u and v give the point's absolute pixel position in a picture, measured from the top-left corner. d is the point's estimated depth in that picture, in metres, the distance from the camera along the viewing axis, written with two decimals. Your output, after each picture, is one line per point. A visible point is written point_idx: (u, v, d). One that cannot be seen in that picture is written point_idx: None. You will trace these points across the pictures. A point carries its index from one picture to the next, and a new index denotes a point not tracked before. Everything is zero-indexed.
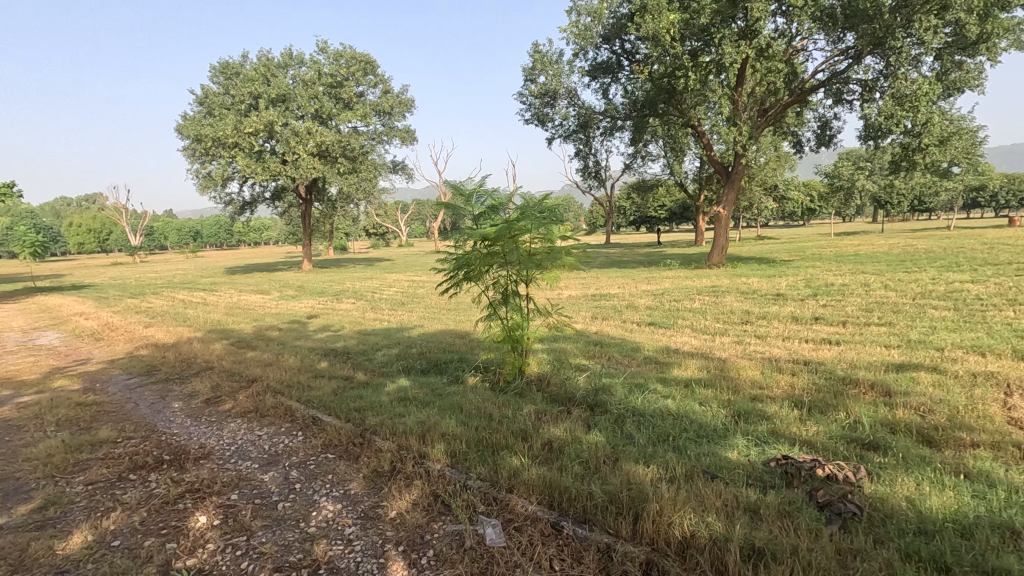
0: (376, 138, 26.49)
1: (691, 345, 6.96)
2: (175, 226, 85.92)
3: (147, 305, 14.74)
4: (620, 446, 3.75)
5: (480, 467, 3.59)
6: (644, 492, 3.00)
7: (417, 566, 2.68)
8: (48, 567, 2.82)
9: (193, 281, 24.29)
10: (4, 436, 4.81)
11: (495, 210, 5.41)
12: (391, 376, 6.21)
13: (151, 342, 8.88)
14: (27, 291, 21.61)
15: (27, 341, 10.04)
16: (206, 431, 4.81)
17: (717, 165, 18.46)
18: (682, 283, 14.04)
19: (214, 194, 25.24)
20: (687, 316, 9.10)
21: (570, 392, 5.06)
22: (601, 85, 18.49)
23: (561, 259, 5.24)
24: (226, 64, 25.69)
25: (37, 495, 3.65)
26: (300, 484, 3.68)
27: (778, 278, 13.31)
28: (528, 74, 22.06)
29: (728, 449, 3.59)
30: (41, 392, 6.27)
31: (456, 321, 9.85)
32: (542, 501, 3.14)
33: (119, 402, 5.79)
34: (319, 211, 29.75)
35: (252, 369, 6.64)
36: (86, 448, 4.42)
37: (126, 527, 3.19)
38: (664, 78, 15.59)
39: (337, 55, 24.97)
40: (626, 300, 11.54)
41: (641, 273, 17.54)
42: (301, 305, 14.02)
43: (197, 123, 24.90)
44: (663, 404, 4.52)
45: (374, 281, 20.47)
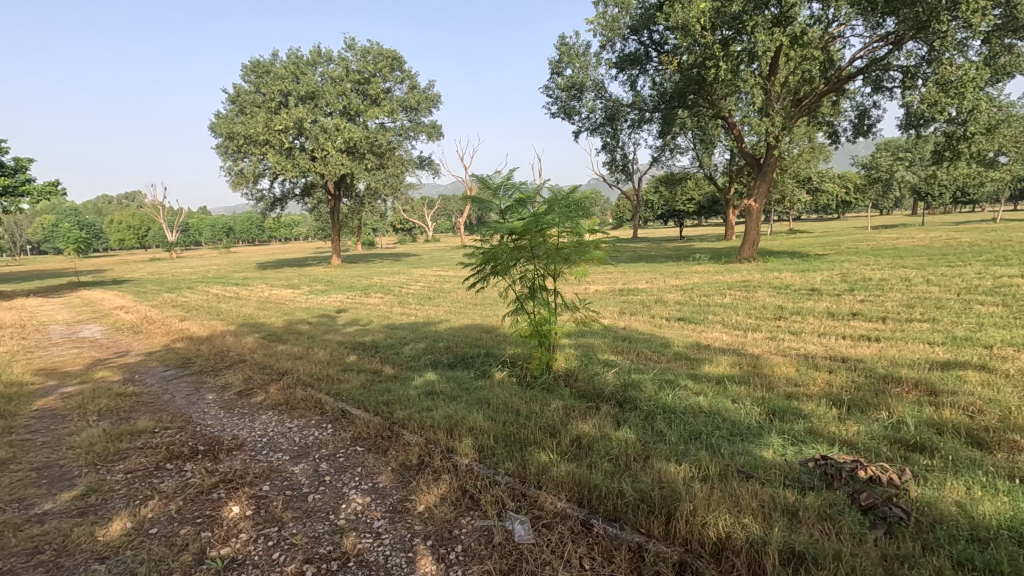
0: (402, 134, 26.67)
1: (723, 341, 6.80)
2: (209, 223, 88.27)
3: (183, 299, 15.15)
4: (651, 444, 3.67)
5: (508, 463, 3.55)
6: (677, 491, 2.92)
7: (445, 562, 2.67)
8: (89, 552, 2.90)
9: (227, 275, 24.88)
10: (49, 425, 4.99)
11: (522, 204, 5.35)
12: (419, 370, 6.23)
13: (187, 335, 9.11)
14: (71, 285, 22.43)
15: (71, 334, 10.41)
16: (239, 423, 4.90)
17: (748, 158, 18.02)
18: (713, 278, 13.75)
19: (247, 191, 25.80)
20: (718, 312, 8.91)
21: (599, 387, 4.99)
22: (629, 77, 18.22)
23: (589, 253, 5.18)
24: (257, 63, 26.24)
25: (79, 482, 3.77)
26: (329, 476, 3.71)
27: (813, 272, 12.93)
28: (555, 67, 21.90)
29: (763, 448, 3.48)
30: (84, 383, 6.49)
31: (483, 315, 9.84)
32: (571, 499, 3.10)
33: (157, 393, 5.95)
34: (348, 207, 30.14)
35: (283, 362, 6.74)
36: (126, 437, 4.55)
37: (163, 515, 3.26)
38: (694, 69, 15.26)
39: (365, 51, 25.26)
40: (655, 295, 11.37)
41: (669, 267, 17.26)
42: (330, 299, 14.23)
43: (230, 121, 25.50)
44: (694, 401, 4.42)
45: (401, 275, 20.65)
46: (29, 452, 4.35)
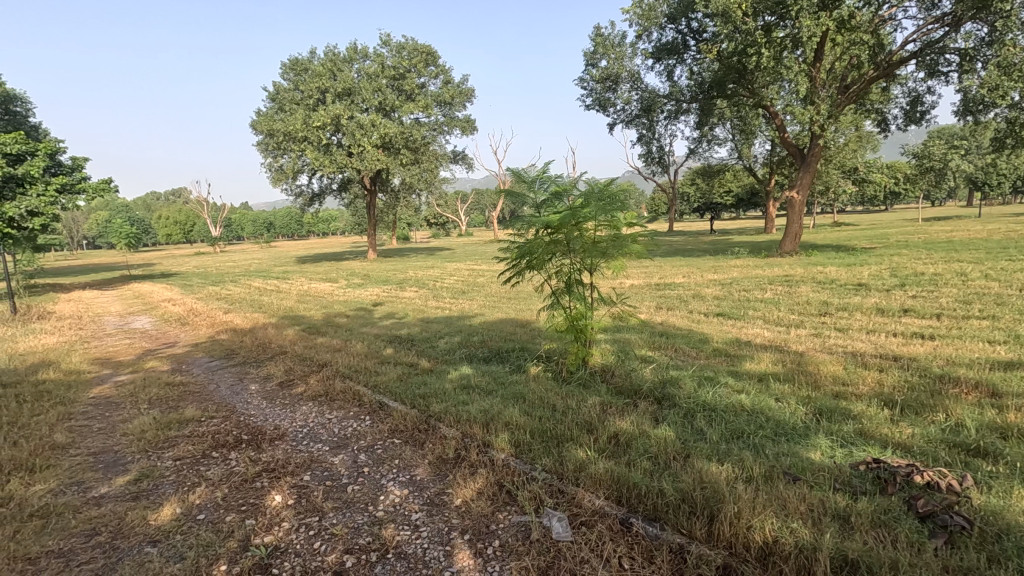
0: (437, 129, 26.87)
1: (764, 337, 6.61)
2: (251, 218, 91.16)
3: (227, 292, 15.65)
4: (691, 442, 3.58)
5: (545, 459, 3.52)
6: (719, 492, 2.84)
7: (483, 556, 2.67)
8: (141, 536, 3.01)
9: (267, 270, 25.61)
10: (104, 412, 5.23)
11: (558, 197, 5.30)
12: (454, 363, 6.26)
13: (231, 327, 9.41)
14: (124, 279, 23.50)
15: (123, 325, 10.92)
16: (281, 414, 5.02)
17: (791, 148, 17.42)
18: (752, 272, 13.37)
19: (286, 186, 26.46)
20: (758, 307, 8.64)
21: (636, 384, 4.91)
22: (665, 67, 17.84)
23: (627, 247, 5.07)
24: (297, 61, 26.79)
25: (133, 467, 3.93)
26: (368, 468, 3.76)
27: (860, 266, 12.43)
28: (589, 59, 21.59)
29: (810, 449, 3.35)
30: (135, 372, 6.78)
31: (517, 310, 9.84)
32: (609, 496, 3.05)
33: (203, 383, 6.17)
34: (383, 202, 30.57)
35: (322, 354, 6.88)
36: (175, 426, 4.72)
37: (209, 502, 3.36)
38: (734, 57, 14.78)
39: (400, 47, 25.49)
40: (692, 289, 11.13)
41: (707, 261, 16.88)
42: (367, 293, 14.48)
43: (270, 118, 26.14)
44: (735, 399, 4.30)
45: (435, 269, 20.87)
46: (87, 438, 4.56)
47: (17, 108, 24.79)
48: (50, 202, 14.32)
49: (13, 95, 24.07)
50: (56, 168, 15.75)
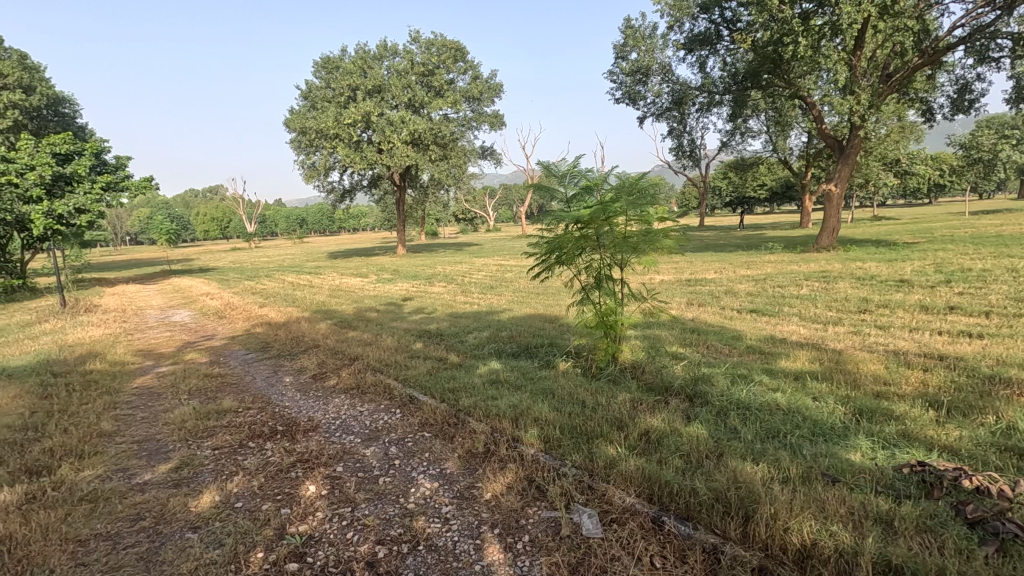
0: (465, 125, 26.95)
1: (800, 334, 6.43)
2: (284, 214, 93.22)
3: (261, 286, 16.04)
4: (725, 441, 3.51)
5: (575, 455, 3.51)
6: (754, 492, 2.77)
7: (513, 551, 2.67)
8: (183, 522, 3.11)
9: (300, 264, 26.18)
10: (147, 402, 5.43)
11: (588, 191, 5.26)
12: (483, 358, 6.28)
13: (266, 320, 9.64)
14: (165, 274, 24.37)
15: (164, 318, 11.30)
16: (314, 405, 5.13)
17: (828, 140, 16.89)
18: (787, 268, 13.03)
19: (318, 183, 26.94)
20: (794, 304, 8.41)
21: (667, 381, 4.84)
22: (698, 58, 17.48)
23: (659, 241, 4.98)
24: (328, 59, 27.19)
25: (174, 455, 4.07)
26: (399, 460, 3.81)
27: (902, 262, 11.97)
28: (619, 52, 21.31)
29: (849, 450, 3.25)
30: (176, 364, 7.02)
31: (546, 305, 9.80)
32: (641, 494, 3.02)
33: (239, 375, 6.35)
34: (413, 198, 30.86)
35: (354, 348, 6.99)
36: (213, 416, 4.87)
37: (247, 491, 3.46)
38: (770, 46, 14.37)
39: (429, 43, 25.59)
40: (724, 285, 10.90)
41: (739, 257, 16.53)
42: (396, 287, 14.66)
43: (303, 116, 26.62)
44: (770, 397, 4.19)
45: (464, 265, 20.98)
46: (131, 426, 4.75)
47: (65, 110, 25.85)
48: (96, 200, 14.87)
49: (61, 98, 25.11)
50: (101, 167, 16.37)
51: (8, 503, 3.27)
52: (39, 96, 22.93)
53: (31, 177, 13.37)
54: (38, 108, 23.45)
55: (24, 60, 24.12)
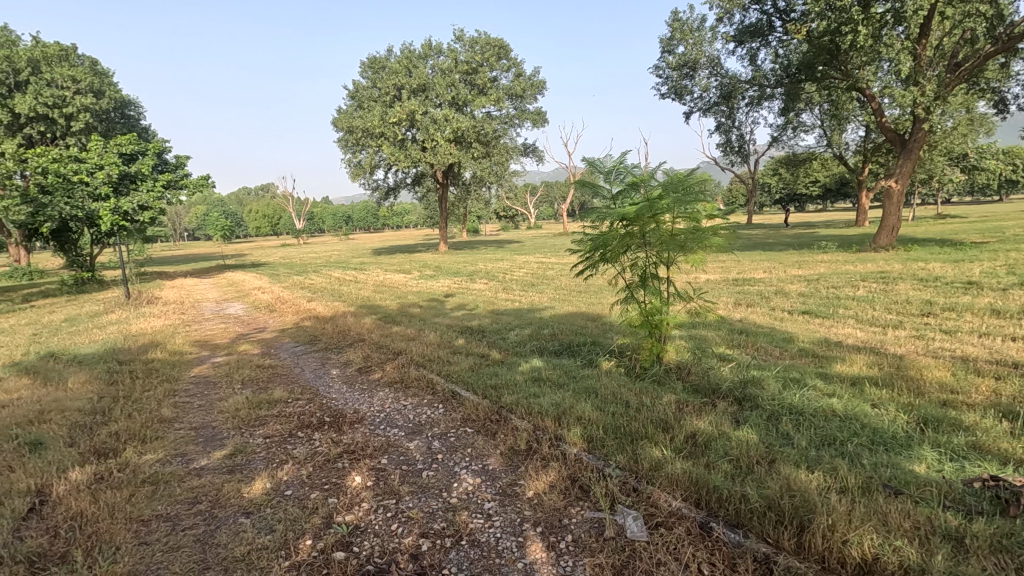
0: (508, 122, 27.02)
1: (856, 337, 6.15)
2: (332, 212, 95.82)
3: (309, 281, 16.53)
4: (776, 447, 3.38)
5: (619, 455, 3.45)
6: (811, 501, 2.66)
7: (556, 550, 2.65)
8: (237, 507, 3.24)
9: (345, 261, 26.87)
10: (203, 391, 5.68)
11: (635, 188, 5.15)
12: (524, 355, 6.27)
13: (313, 314, 9.93)
14: (220, 268, 25.50)
15: (219, 311, 11.79)
16: (359, 398, 5.24)
17: (889, 134, 16.05)
18: (842, 268, 12.50)
19: (364, 181, 27.56)
20: (850, 305, 8.04)
21: (715, 383, 4.70)
22: (748, 51, 16.93)
23: (707, 240, 4.83)
24: (374, 59, 27.75)
25: (228, 442, 4.24)
26: (441, 455, 3.84)
27: (969, 263, 11.27)
28: (666, 46, 20.85)
29: (912, 461, 3.07)
30: (230, 354, 7.32)
31: (588, 303, 9.72)
32: (687, 498, 2.94)
33: (289, 367, 6.56)
34: (455, 195, 31.14)
35: (397, 343, 7.11)
36: (265, 406, 5.05)
37: (296, 479, 3.57)
38: (826, 36, 13.75)
39: (473, 42, 25.74)
40: (774, 285, 10.53)
41: (790, 256, 15.96)
42: (438, 284, 14.84)
43: (350, 115, 27.29)
44: (825, 403, 4.01)
45: (505, 262, 21.07)
46: (189, 413, 4.98)
47: (131, 112, 27.34)
48: (157, 197, 15.63)
49: (128, 101, 26.58)
50: (163, 166, 17.23)
51: (80, 482, 3.49)
52: (108, 99, 24.33)
53: (100, 176, 14.19)
54: (107, 110, 24.90)
55: (94, 66, 25.64)
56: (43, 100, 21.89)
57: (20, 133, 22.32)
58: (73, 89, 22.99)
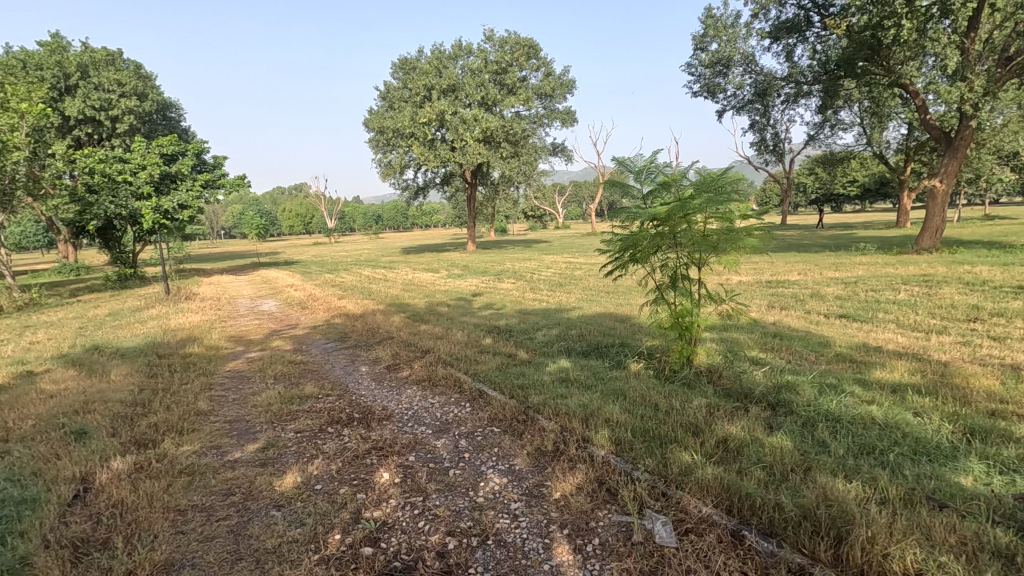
0: (537, 121, 27.00)
1: (897, 343, 5.93)
2: (362, 211, 97.33)
3: (340, 279, 16.83)
4: (812, 455, 3.28)
5: (648, 459, 3.40)
6: (849, 512, 2.56)
7: (582, 553, 2.62)
8: (268, 499, 3.30)
9: (376, 259, 27.25)
10: (238, 385, 5.83)
11: (666, 187, 5.07)
12: (552, 356, 6.25)
13: (344, 312, 10.09)
14: (255, 265, 26.20)
15: (253, 307, 12.09)
16: (387, 395, 5.30)
17: (933, 131, 15.44)
18: (881, 270, 12.09)
19: (394, 180, 27.92)
20: (890, 309, 7.76)
21: (748, 387, 4.59)
22: (785, 47, 16.51)
23: (741, 240, 4.71)
24: (406, 60, 28.07)
25: (261, 436, 4.34)
26: (468, 454, 3.85)
27: (1019, 267, 10.76)
28: (699, 43, 20.51)
29: (959, 473, 2.94)
30: (264, 350, 7.50)
31: (617, 304, 9.63)
32: (718, 504, 2.88)
33: (319, 363, 6.68)
34: (484, 194, 31.27)
35: (425, 341, 7.17)
36: (296, 401, 5.15)
37: (326, 474, 3.62)
38: (868, 31, 13.29)
39: (502, 42, 25.81)
40: (810, 288, 10.25)
41: (826, 257, 15.50)
42: (466, 283, 14.92)
43: (381, 116, 27.67)
44: (864, 411, 3.87)
45: (532, 262, 21.06)
46: (224, 406, 5.11)
47: (172, 114, 28.28)
48: (196, 196, 16.12)
49: (170, 103, 27.52)
50: (202, 167, 17.77)
51: (121, 471, 3.61)
52: (151, 102, 25.22)
53: (142, 176, 14.67)
54: (149, 113, 25.82)
55: (138, 70, 26.61)
56: (91, 103, 22.85)
57: (70, 135, 23.31)
58: (119, 92, 23.93)
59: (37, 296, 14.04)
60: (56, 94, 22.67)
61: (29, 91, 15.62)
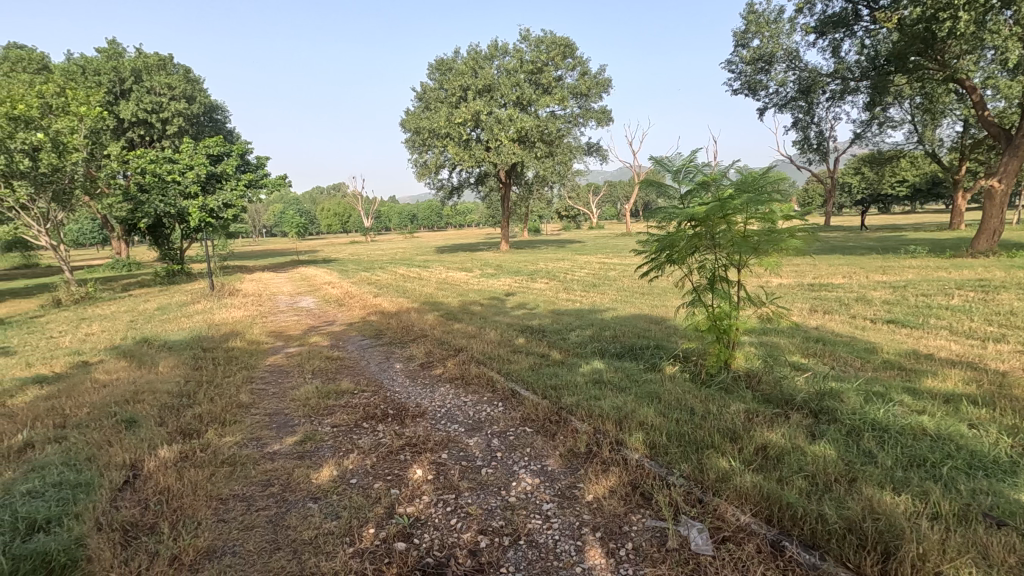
0: (572, 121, 26.87)
1: (950, 351, 5.65)
2: (398, 211, 98.82)
3: (376, 278, 17.11)
4: (857, 464, 3.16)
5: (683, 464, 3.33)
6: (897, 526, 2.45)
7: (615, 557, 2.59)
8: (306, 491, 3.38)
9: (410, 258, 27.58)
10: (278, 379, 6.01)
11: (706, 187, 4.95)
12: (586, 357, 6.21)
13: (379, 309, 10.26)
14: (294, 263, 26.95)
15: (293, 304, 12.42)
16: (421, 392, 5.36)
17: (991, 129, 14.64)
18: (933, 274, 11.54)
19: (430, 180, 28.23)
20: (943, 315, 7.40)
21: (788, 393, 4.45)
22: (831, 42, 15.95)
23: (783, 241, 4.55)
24: (442, 61, 28.37)
25: (299, 429, 4.44)
26: (501, 453, 3.85)
27: None
28: (740, 39, 20.03)
29: (1018, 489, 2.77)
30: (302, 345, 7.69)
31: (652, 305, 9.49)
32: (757, 513, 2.80)
33: (356, 359, 6.81)
34: (518, 194, 31.32)
35: (459, 340, 7.22)
36: (333, 396, 5.26)
37: (361, 469, 3.68)
38: (921, 24, 12.71)
39: (538, 42, 25.80)
40: (855, 292, 9.86)
41: (873, 260, 14.92)
42: (500, 283, 14.96)
43: (417, 116, 28.03)
44: (914, 421, 3.69)
45: (566, 262, 20.96)
46: (264, 400, 5.27)
47: (218, 116, 29.31)
48: (239, 195, 16.65)
49: (216, 105, 28.54)
50: (246, 167, 18.37)
51: (167, 459, 3.76)
52: (198, 104, 26.20)
53: (190, 176, 15.25)
54: (197, 115, 26.84)
55: (188, 74, 27.65)
56: (143, 107, 23.91)
57: (124, 137, 24.41)
58: (169, 96, 24.97)
59: (92, 290, 14.77)
60: (111, 98, 23.81)
61: (88, 95, 16.45)
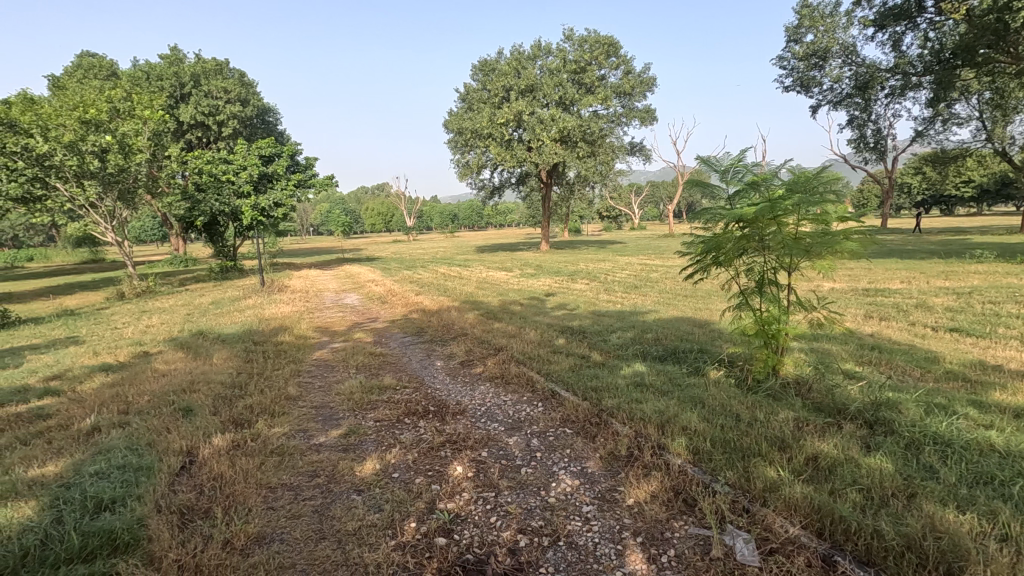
0: (615, 120, 26.60)
1: (1020, 362, 5.29)
2: (440, 211, 100.20)
3: (417, 276, 17.37)
4: (917, 480, 2.99)
5: (728, 472, 3.24)
6: (962, 546, 2.31)
7: (657, 564, 2.54)
8: (349, 483, 3.47)
9: (450, 257, 27.88)
10: (324, 372, 6.19)
11: (755, 187, 4.80)
12: (627, 359, 6.13)
13: (421, 307, 10.42)
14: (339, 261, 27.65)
15: (338, 300, 12.75)
16: (461, 390, 5.41)
17: None
18: (1000, 281, 10.85)
19: (471, 180, 28.48)
20: (1012, 325, 6.94)
21: (841, 402, 4.27)
22: (891, 36, 15.21)
23: (837, 243, 4.36)
24: (485, 62, 28.57)
25: (343, 423, 4.56)
26: (540, 453, 3.85)
27: None
28: (792, 34, 19.37)
29: None
30: (347, 341, 7.89)
31: (695, 309, 9.28)
32: (808, 526, 2.70)
33: (398, 356, 6.93)
34: (559, 194, 31.17)
35: (499, 339, 7.25)
36: (376, 391, 5.37)
37: (403, 463, 3.75)
38: (991, 15, 11.95)
39: (582, 41, 25.64)
40: (914, 298, 9.36)
41: (934, 265, 14.15)
42: (540, 283, 14.95)
43: (460, 117, 28.33)
44: (981, 436, 3.47)
45: (607, 263, 20.71)
46: (310, 393, 5.43)
47: (270, 118, 30.37)
48: (289, 195, 17.22)
49: (268, 108, 29.60)
50: (295, 167, 18.99)
51: (220, 447, 3.92)
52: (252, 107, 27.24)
53: (243, 176, 15.87)
54: (251, 117, 27.91)
55: (242, 78, 28.79)
56: (201, 110, 25.05)
57: (183, 138, 25.62)
58: (224, 99, 26.07)
59: (153, 283, 15.55)
60: (172, 102, 25.05)
61: (151, 98, 17.38)
